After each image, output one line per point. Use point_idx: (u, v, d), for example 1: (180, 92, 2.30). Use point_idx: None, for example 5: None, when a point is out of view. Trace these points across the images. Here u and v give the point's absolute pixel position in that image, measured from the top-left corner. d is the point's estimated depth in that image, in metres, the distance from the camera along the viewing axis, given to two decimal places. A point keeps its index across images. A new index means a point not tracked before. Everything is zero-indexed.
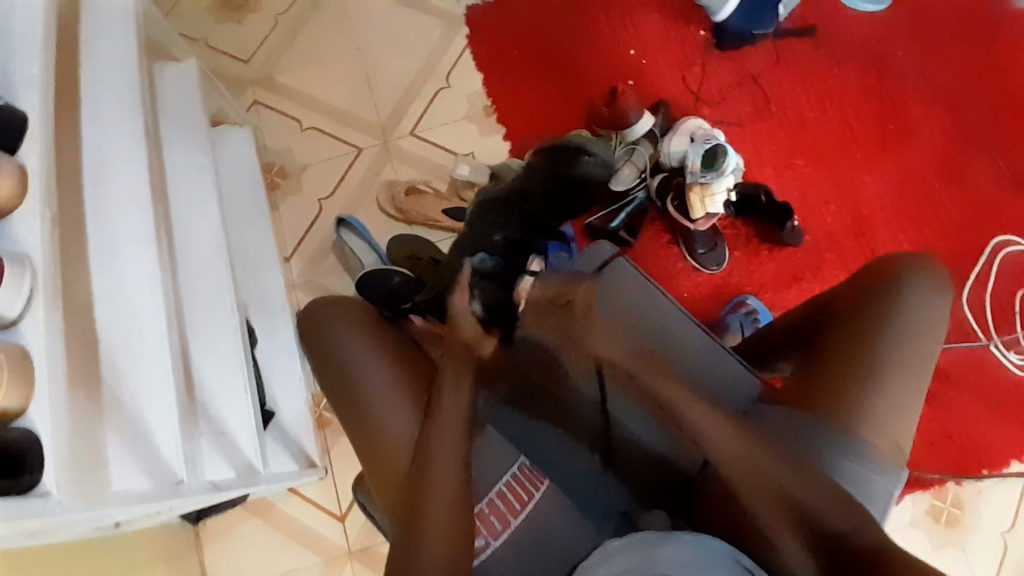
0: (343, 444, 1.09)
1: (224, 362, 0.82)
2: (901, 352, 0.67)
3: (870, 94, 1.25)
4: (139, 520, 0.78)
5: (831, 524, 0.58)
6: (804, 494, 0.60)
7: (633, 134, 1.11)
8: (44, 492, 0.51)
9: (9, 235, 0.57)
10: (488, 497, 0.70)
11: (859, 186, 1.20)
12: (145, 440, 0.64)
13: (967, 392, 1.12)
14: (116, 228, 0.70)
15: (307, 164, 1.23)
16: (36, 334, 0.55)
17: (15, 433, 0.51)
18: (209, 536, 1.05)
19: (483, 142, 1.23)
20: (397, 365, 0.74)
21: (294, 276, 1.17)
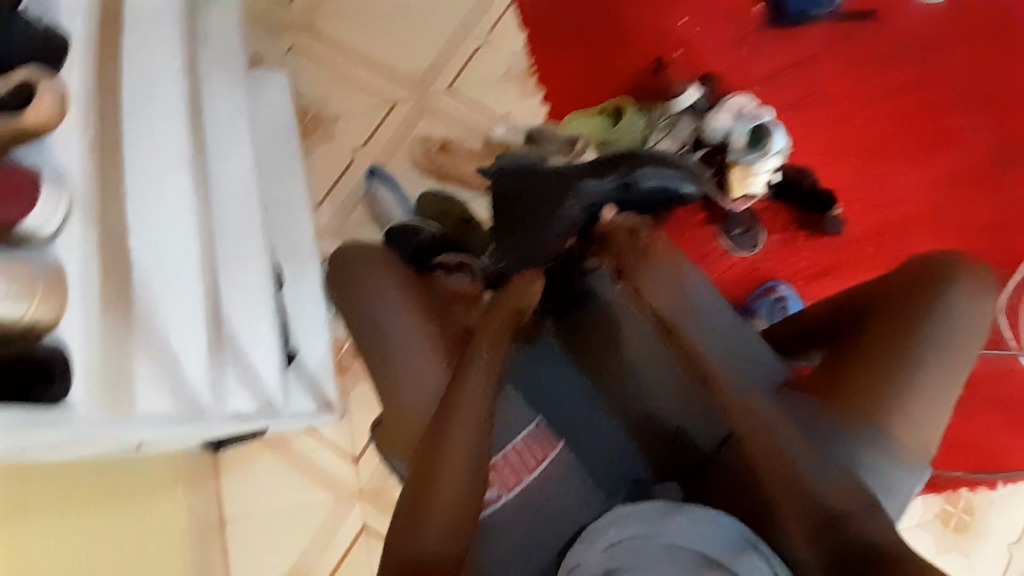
0: (360, 391, 1.11)
1: (249, 301, 0.83)
2: (939, 349, 0.65)
3: (929, 83, 1.19)
4: (163, 443, 0.81)
5: (854, 521, 0.56)
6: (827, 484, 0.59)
7: (678, 106, 1.08)
8: (71, 403, 0.53)
9: (48, 153, 0.57)
10: (504, 452, 0.71)
11: (905, 180, 1.16)
12: (173, 365, 0.65)
13: (993, 400, 1.09)
14: (152, 157, 0.70)
15: (342, 113, 1.21)
16: (70, 254, 0.55)
17: (46, 349, 0.53)
18: (225, 468, 1.08)
19: (522, 104, 1.20)
20: (424, 314, 0.75)
21: (323, 224, 1.17)
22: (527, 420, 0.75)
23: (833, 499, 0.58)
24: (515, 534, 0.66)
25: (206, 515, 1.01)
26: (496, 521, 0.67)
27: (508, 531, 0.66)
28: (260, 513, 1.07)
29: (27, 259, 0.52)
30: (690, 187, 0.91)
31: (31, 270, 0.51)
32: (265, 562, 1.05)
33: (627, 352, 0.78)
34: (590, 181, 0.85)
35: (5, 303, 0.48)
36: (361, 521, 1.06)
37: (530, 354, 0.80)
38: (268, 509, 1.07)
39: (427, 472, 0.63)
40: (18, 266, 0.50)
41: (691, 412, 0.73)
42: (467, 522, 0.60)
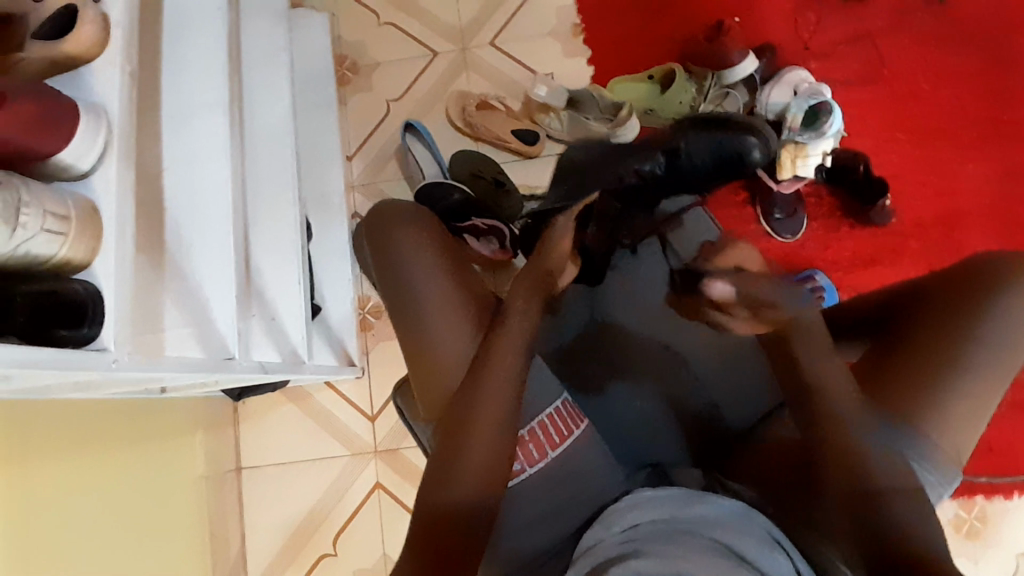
0: (382, 349, 1.11)
1: (280, 249, 0.83)
2: (988, 358, 0.62)
3: (1002, 72, 1.11)
4: (182, 388, 0.81)
5: (903, 517, 0.56)
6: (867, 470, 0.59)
7: (733, 77, 1.02)
8: (102, 347, 0.49)
9: (87, 84, 0.55)
10: (530, 425, 0.69)
11: (958, 173, 1.09)
12: (200, 313, 0.64)
13: (1023, 410, 1.06)
14: (189, 97, 0.68)
15: (380, 61, 1.17)
16: (106, 191, 0.53)
17: (77, 285, 0.49)
18: (246, 412, 1.10)
19: (565, 64, 1.15)
20: (455, 277, 0.73)
21: (354, 176, 1.15)
22: (555, 394, 0.71)
23: (884, 478, 0.58)
24: (535, 506, 0.67)
25: (222, 456, 1.04)
26: (519, 493, 0.67)
27: (532, 502, 0.67)
28: (276, 458, 1.09)
29: (57, 192, 0.49)
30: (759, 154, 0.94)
31: (65, 205, 0.48)
32: (280, 506, 1.08)
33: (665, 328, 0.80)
34: (640, 162, 0.92)
35: (38, 239, 0.46)
36: (374, 477, 1.08)
37: (561, 330, 0.83)
38: (283, 455, 1.09)
39: (457, 430, 0.64)
40: (50, 200, 0.47)
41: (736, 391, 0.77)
42: (494, 484, 0.63)
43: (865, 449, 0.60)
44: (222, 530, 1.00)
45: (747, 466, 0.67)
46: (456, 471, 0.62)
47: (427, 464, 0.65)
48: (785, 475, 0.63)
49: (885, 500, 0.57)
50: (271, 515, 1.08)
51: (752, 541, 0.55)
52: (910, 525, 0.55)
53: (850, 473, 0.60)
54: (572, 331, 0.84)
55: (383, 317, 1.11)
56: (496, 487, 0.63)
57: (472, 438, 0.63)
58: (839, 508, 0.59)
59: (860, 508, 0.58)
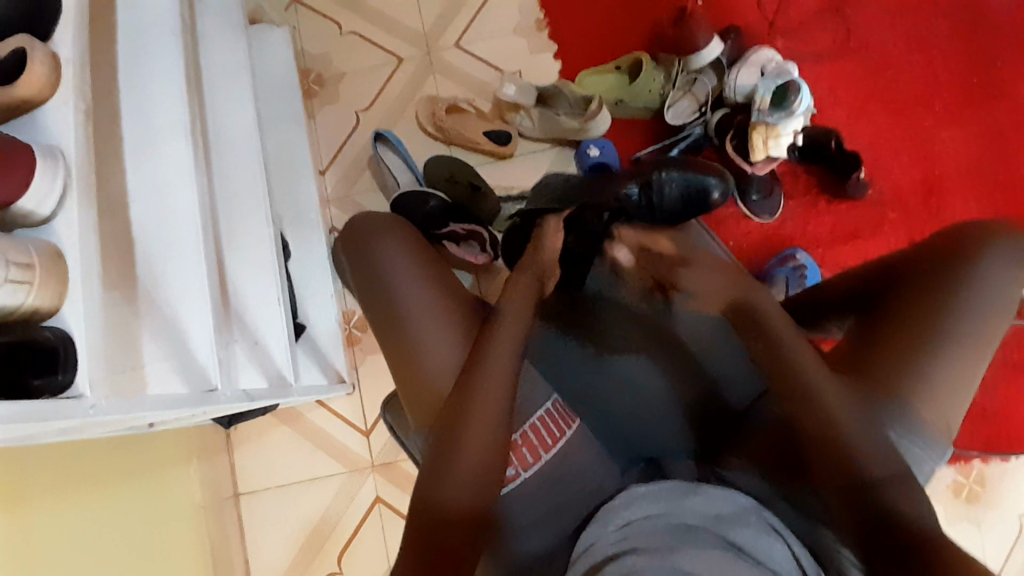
0: (370, 362, 1.10)
1: (258, 273, 0.82)
2: (968, 326, 0.62)
3: (965, 37, 1.11)
4: (171, 420, 0.80)
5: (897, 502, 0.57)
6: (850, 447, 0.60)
7: (698, 62, 1.02)
8: (79, 393, 0.49)
9: (42, 126, 0.54)
10: (522, 429, 0.69)
11: (929, 140, 1.09)
12: (181, 345, 0.64)
13: (1009, 370, 1.07)
14: (152, 128, 0.67)
15: (345, 72, 1.16)
16: (71, 233, 0.52)
17: (47, 332, 0.48)
18: (239, 436, 1.09)
19: (532, 61, 1.14)
20: (437, 282, 0.73)
21: (328, 190, 1.14)
22: (544, 398, 0.72)
23: (875, 460, 0.59)
24: (530, 510, 0.66)
25: (219, 483, 1.03)
26: (515, 497, 0.66)
27: (527, 506, 0.66)
28: (275, 479, 1.09)
29: (19, 240, 0.47)
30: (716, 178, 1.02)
31: (28, 252, 0.47)
32: (282, 528, 1.08)
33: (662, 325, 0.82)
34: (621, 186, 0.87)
35: (2, 291, 0.45)
36: (375, 490, 1.08)
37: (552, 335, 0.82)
38: (282, 476, 1.09)
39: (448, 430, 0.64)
40: (12, 250, 0.45)
41: (738, 372, 0.76)
42: (488, 482, 0.63)
43: (852, 430, 0.61)
44: (226, 557, 1.00)
45: (744, 445, 0.66)
46: (449, 476, 0.62)
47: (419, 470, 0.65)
48: (774, 456, 0.64)
49: (876, 483, 0.58)
50: (273, 538, 1.07)
51: (748, 531, 0.56)
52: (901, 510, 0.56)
53: (836, 455, 0.60)
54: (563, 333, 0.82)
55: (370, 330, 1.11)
56: (490, 484, 0.63)
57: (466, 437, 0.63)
58: (828, 494, 0.60)
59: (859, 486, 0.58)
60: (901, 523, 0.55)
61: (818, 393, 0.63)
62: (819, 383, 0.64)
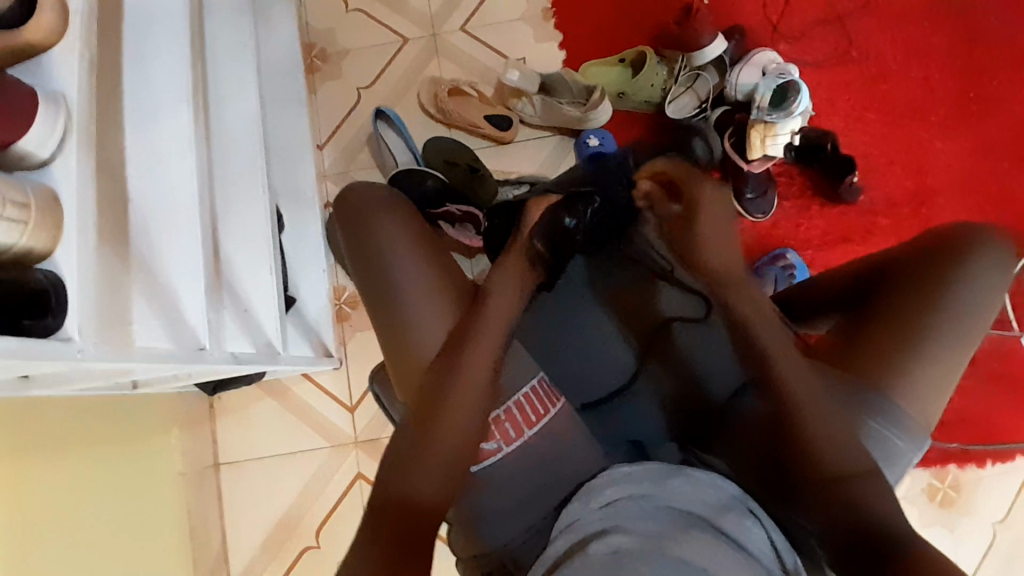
0: (359, 339, 1.10)
1: (252, 240, 0.81)
2: (954, 324, 0.64)
3: (962, 51, 1.13)
4: (156, 383, 0.79)
5: (881, 513, 0.55)
6: (822, 448, 0.59)
7: (702, 59, 1.03)
8: (66, 337, 0.48)
9: (44, 71, 0.53)
10: (507, 405, 0.70)
11: (923, 150, 1.11)
12: (170, 303, 0.63)
13: (990, 380, 1.08)
14: (151, 83, 0.66)
15: (349, 49, 1.16)
16: (68, 179, 0.52)
17: (39, 274, 0.47)
18: (223, 408, 1.09)
19: (537, 49, 1.15)
20: (432, 259, 0.73)
21: (326, 166, 1.13)
22: (529, 376, 0.73)
23: (848, 461, 0.58)
24: (512, 485, 0.67)
25: (200, 453, 1.02)
26: (495, 471, 0.68)
27: (507, 482, 0.68)
28: (257, 453, 1.08)
29: (18, 181, 0.47)
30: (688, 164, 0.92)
31: (25, 191, 0.46)
32: (262, 501, 1.07)
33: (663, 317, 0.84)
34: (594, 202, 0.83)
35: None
36: (357, 467, 1.07)
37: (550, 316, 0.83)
38: (264, 449, 1.08)
39: (432, 407, 0.65)
40: (8, 187, 0.45)
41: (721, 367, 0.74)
42: (468, 460, 0.64)
43: (832, 434, 0.60)
44: (204, 526, 0.99)
45: (727, 441, 0.65)
46: (427, 455, 0.63)
47: (401, 440, 0.66)
48: (752, 456, 0.62)
49: (851, 481, 0.57)
50: (252, 511, 1.07)
51: (733, 517, 0.55)
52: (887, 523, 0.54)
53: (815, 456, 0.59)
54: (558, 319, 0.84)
55: (361, 307, 1.10)
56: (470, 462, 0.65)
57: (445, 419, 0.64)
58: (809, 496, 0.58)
59: (824, 484, 0.57)
60: (883, 533, 0.54)
61: (796, 390, 0.62)
62: (796, 381, 0.63)
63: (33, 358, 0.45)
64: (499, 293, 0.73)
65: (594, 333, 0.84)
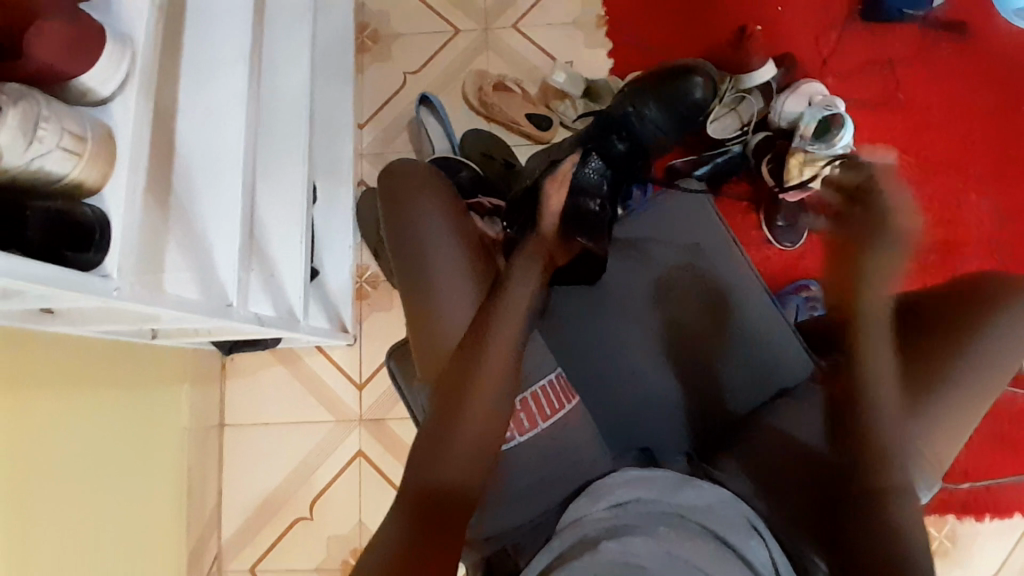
0: (376, 318, 1.10)
1: (286, 206, 0.82)
2: (984, 368, 0.65)
3: (1010, 105, 1.12)
4: (175, 336, 0.80)
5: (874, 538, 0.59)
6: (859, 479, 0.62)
7: (749, 82, 1.02)
8: (105, 274, 0.49)
9: (114, 12, 0.54)
10: (524, 395, 0.70)
11: (960, 200, 1.10)
12: (203, 256, 0.64)
13: (1000, 436, 1.07)
14: (211, 41, 0.68)
15: (400, 33, 1.17)
16: (125, 120, 0.52)
17: (87, 208, 0.48)
18: (233, 370, 1.10)
19: (586, 54, 1.15)
20: (465, 248, 0.73)
21: (364, 144, 1.14)
22: (548, 368, 0.72)
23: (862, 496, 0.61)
24: (524, 475, 0.68)
25: (206, 411, 1.03)
26: (512, 459, 0.68)
27: (521, 471, 0.68)
28: (261, 418, 1.09)
29: (78, 114, 0.48)
30: (702, 94, 0.88)
31: (82, 126, 0.47)
32: (261, 465, 1.08)
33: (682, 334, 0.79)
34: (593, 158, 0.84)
35: (53, 155, 0.45)
36: (358, 445, 1.08)
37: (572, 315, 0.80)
38: (269, 415, 1.09)
39: (455, 396, 0.66)
40: (69, 119, 0.46)
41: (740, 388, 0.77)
42: (487, 448, 0.64)
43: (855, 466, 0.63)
44: (200, 482, 1.00)
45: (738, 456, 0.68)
46: (450, 443, 0.64)
47: (421, 430, 0.67)
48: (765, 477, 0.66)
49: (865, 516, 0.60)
50: (248, 473, 1.08)
51: (735, 530, 0.56)
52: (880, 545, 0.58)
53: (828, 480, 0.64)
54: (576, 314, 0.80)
55: (381, 287, 1.11)
56: (491, 452, 0.65)
57: (468, 398, 0.65)
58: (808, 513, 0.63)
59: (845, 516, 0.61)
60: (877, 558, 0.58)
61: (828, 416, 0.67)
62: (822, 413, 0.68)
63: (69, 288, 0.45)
64: (521, 276, 0.73)
65: (609, 336, 0.79)
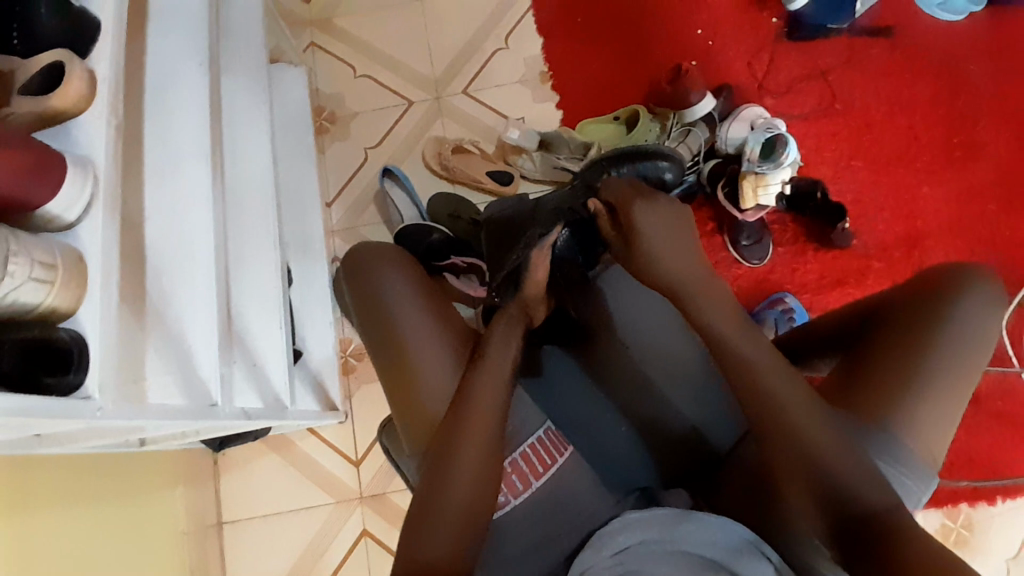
0: (365, 390, 1.10)
1: (261, 295, 0.83)
2: (954, 358, 0.65)
3: (940, 101, 1.19)
4: (164, 441, 0.79)
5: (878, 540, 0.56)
6: (849, 481, 0.60)
7: (692, 115, 1.08)
8: (87, 395, 0.49)
9: (75, 138, 0.56)
10: (513, 458, 0.72)
11: (912, 195, 1.15)
12: (183, 358, 0.64)
13: (995, 419, 1.07)
14: (171, 148, 0.70)
15: (357, 112, 1.22)
16: (93, 239, 0.54)
17: (63, 332, 0.49)
18: (227, 464, 1.08)
19: (536, 108, 1.21)
20: (435, 316, 0.76)
21: (334, 221, 1.17)
22: (536, 423, 0.74)
23: (864, 497, 0.59)
24: (527, 533, 0.67)
25: (203, 511, 1.01)
26: (510, 522, 0.68)
27: (521, 531, 0.67)
28: (260, 510, 1.07)
29: (45, 241, 0.49)
30: (672, 177, 0.89)
31: (52, 253, 0.49)
32: (265, 559, 1.05)
33: (661, 366, 0.79)
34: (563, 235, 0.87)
35: (25, 287, 0.46)
36: (362, 522, 1.06)
37: (550, 367, 0.81)
38: (268, 505, 1.07)
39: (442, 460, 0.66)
40: (37, 249, 0.47)
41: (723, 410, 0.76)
42: (479, 510, 0.64)
43: (842, 470, 0.60)
44: None
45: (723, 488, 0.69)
46: (439, 509, 0.63)
47: (412, 501, 0.66)
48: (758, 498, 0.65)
49: (866, 519, 0.58)
50: (253, 569, 1.04)
51: (738, 556, 0.56)
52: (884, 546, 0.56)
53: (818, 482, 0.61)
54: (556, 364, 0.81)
55: (366, 358, 1.12)
56: (484, 513, 0.64)
57: (459, 462, 0.65)
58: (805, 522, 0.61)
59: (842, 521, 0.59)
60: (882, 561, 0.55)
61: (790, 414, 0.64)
62: (801, 412, 0.64)
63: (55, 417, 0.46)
64: (502, 338, 0.75)
65: (590, 381, 0.80)
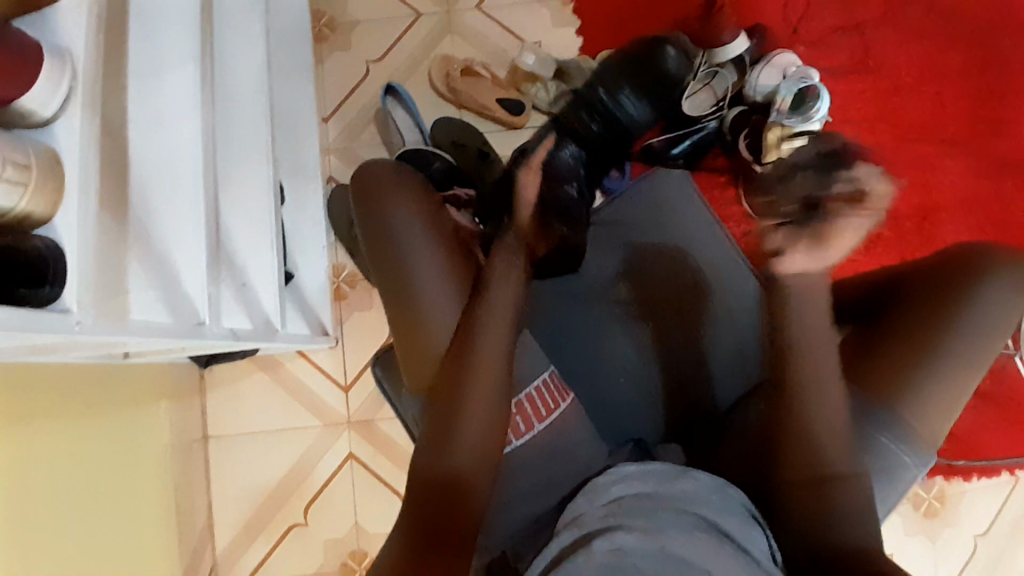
0: (356, 318, 1.08)
1: (253, 213, 0.79)
2: (966, 342, 0.65)
3: (979, 67, 1.13)
4: (147, 355, 0.76)
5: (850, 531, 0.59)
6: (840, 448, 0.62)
7: (722, 56, 1.01)
8: (64, 308, 0.46)
9: (50, 24, 0.50)
10: (518, 399, 0.70)
11: (933, 165, 1.11)
12: (169, 277, 0.61)
13: (979, 395, 1.09)
14: (158, 44, 0.63)
15: (359, 20, 1.12)
16: (72, 141, 0.49)
17: (38, 241, 0.45)
18: (213, 381, 1.07)
19: (554, 34, 1.12)
20: (445, 253, 0.72)
21: (330, 140, 1.10)
22: (541, 368, 0.73)
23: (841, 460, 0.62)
24: (529, 475, 0.68)
25: (189, 425, 1.01)
26: (516, 465, 0.68)
27: (524, 472, 0.68)
28: (246, 428, 1.07)
29: (18, 140, 0.44)
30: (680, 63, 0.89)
31: (26, 153, 0.44)
32: (251, 475, 1.06)
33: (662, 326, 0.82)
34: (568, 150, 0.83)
35: None
36: (348, 449, 1.07)
37: (566, 315, 0.83)
38: (256, 423, 1.07)
39: (451, 400, 0.65)
40: (9, 148, 0.43)
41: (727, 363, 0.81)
42: (487, 457, 0.64)
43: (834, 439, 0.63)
44: (190, 498, 0.98)
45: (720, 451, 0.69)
46: (448, 452, 0.64)
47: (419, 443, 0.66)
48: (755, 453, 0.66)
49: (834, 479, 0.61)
50: (238, 483, 1.06)
51: (736, 520, 0.57)
52: (857, 545, 0.58)
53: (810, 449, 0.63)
54: (573, 313, 0.83)
55: (360, 287, 1.09)
56: (493, 455, 0.65)
57: (468, 411, 0.65)
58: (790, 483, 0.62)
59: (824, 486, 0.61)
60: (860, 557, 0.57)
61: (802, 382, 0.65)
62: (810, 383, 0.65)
63: (32, 330, 0.43)
64: (504, 276, 0.72)
65: (597, 333, 0.82)
